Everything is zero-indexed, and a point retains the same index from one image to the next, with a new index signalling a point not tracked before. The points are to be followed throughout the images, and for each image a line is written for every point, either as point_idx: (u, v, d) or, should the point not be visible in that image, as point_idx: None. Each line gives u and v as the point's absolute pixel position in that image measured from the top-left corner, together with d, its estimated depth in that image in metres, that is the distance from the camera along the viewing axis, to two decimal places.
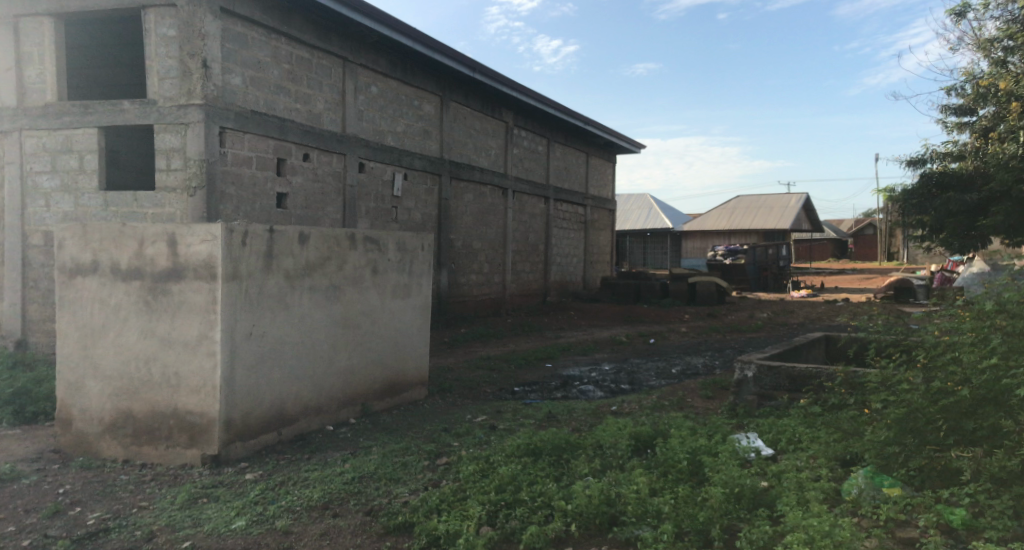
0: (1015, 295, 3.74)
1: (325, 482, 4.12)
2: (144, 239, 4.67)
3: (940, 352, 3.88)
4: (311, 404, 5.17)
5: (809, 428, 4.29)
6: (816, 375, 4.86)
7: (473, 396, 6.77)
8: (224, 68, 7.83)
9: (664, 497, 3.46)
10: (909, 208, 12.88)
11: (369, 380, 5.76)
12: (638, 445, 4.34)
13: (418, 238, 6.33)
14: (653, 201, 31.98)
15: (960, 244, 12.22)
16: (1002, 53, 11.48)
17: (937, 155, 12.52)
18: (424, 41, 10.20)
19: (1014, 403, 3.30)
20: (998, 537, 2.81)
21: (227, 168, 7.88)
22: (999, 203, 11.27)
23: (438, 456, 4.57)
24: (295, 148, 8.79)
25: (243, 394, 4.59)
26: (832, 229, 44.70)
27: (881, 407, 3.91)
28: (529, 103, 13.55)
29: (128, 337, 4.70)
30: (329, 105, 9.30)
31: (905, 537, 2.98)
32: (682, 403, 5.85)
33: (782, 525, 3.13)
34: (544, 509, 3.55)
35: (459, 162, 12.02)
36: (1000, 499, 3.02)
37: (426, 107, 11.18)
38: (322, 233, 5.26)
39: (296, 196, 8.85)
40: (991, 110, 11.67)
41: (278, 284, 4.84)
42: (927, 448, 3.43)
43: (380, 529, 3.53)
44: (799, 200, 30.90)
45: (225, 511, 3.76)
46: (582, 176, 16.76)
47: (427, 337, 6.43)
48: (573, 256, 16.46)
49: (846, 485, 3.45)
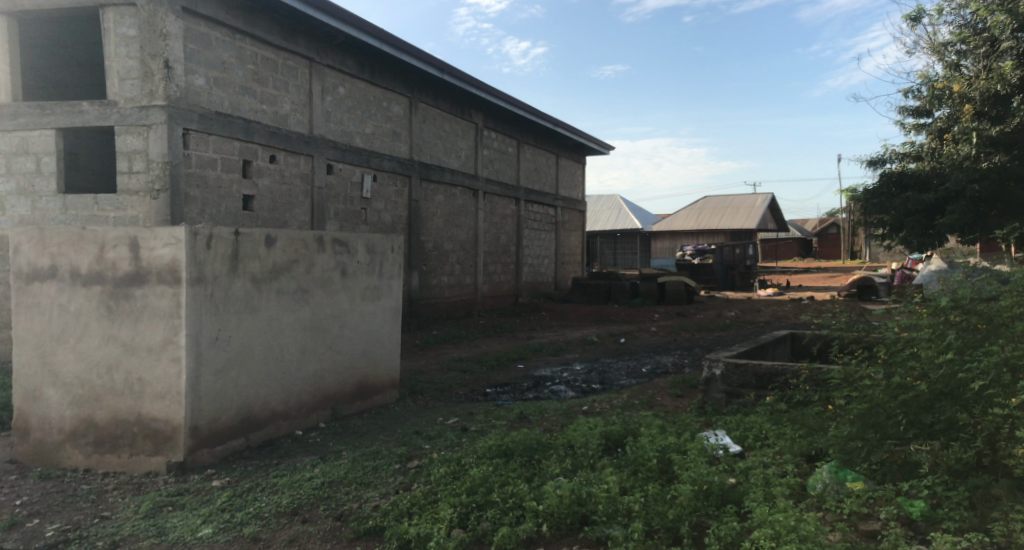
0: (969, 292, 3.85)
1: (293, 488, 4.07)
2: (105, 243, 4.57)
3: (900, 348, 3.97)
4: (279, 408, 5.10)
5: (775, 425, 4.36)
6: (782, 373, 4.95)
7: (444, 398, 6.74)
8: (187, 68, 7.69)
9: (635, 495, 3.50)
10: (870, 207, 13.17)
11: (339, 384, 5.71)
12: (609, 444, 4.38)
13: (388, 239, 6.28)
14: (622, 202, 32.25)
15: (918, 243, 12.38)
16: (955, 56, 11.84)
17: (895, 155, 12.89)
18: (391, 41, 10.13)
19: (970, 397, 3.41)
20: (955, 527, 2.92)
21: (192, 170, 7.75)
22: (954, 202, 11.59)
23: (409, 459, 4.54)
24: (261, 150, 8.67)
25: (210, 401, 4.51)
26: (797, 229, 45.48)
27: (844, 402, 3.98)
28: (497, 104, 13.54)
29: (89, 343, 4.58)
30: (296, 106, 9.20)
31: (867, 530, 3.06)
32: (651, 401, 5.90)
33: (750, 521, 3.18)
34: (515, 510, 3.56)
35: (429, 164, 11.97)
36: (957, 491, 3.12)
37: (395, 108, 11.12)
38: (289, 235, 5.19)
39: (263, 199, 8.72)
40: (946, 112, 12.05)
41: (244, 288, 4.77)
42: (888, 442, 3.50)
43: (350, 534, 3.50)
44: (764, 201, 31.41)
45: (191, 519, 3.69)
46: (552, 177, 16.81)
47: (398, 339, 6.39)
48: (544, 257, 16.50)
49: (811, 480, 3.52)
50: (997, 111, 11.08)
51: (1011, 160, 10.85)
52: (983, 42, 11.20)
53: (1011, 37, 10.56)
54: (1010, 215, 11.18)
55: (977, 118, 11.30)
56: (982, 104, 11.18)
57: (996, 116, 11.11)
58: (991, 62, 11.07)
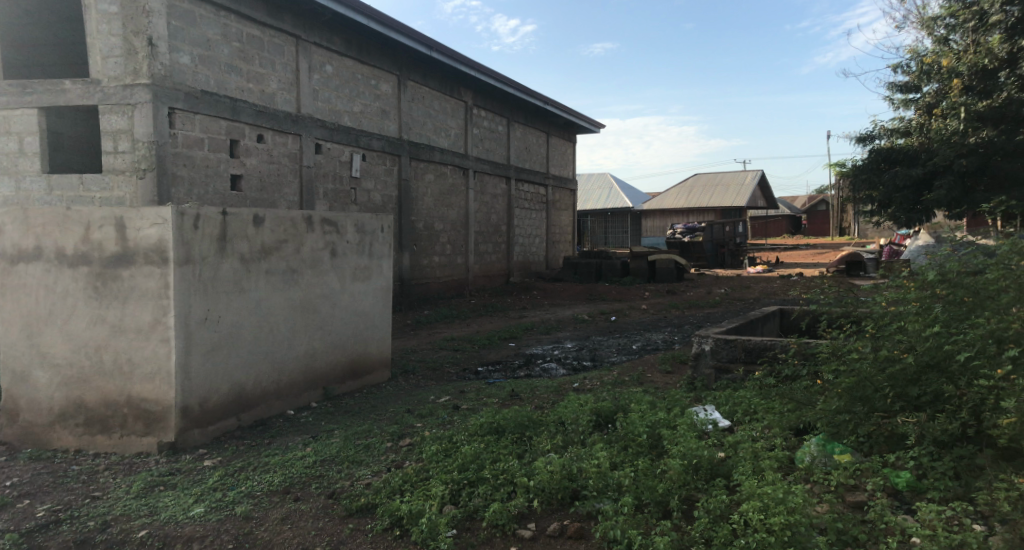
0: (956, 265, 3.74)
1: (285, 467, 4.08)
2: (91, 223, 4.52)
3: (886, 322, 3.92)
4: (270, 388, 5.10)
5: (763, 399, 4.38)
6: (771, 347, 4.93)
7: (437, 377, 6.77)
8: (172, 46, 7.57)
9: (625, 470, 3.54)
10: (859, 183, 13.00)
11: (330, 363, 5.70)
12: (599, 420, 4.41)
13: (378, 219, 6.22)
14: (613, 181, 32.24)
15: (906, 218, 12.40)
16: (944, 31, 11.79)
17: (884, 131, 12.78)
18: (379, 18, 9.97)
19: (956, 369, 3.42)
20: (940, 497, 3.03)
21: (178, 150, 7.66)
22: (942, 177, 11.57)
23: (401, 437, 4.55)
24: (248, 129, 8.57)
25: (200, 381, 4.50)
26: (786, 207, 45.72)
27: (831, 377, 3.95)
28: (488, 82, 13.42)
29: (76, 325, 4.55)
30: (283, 85, 9.08)
31: (854, 501, 3.13)
32: (642, 378, 5.93)
33: (738, 494, 3.23)
34: (506, 486, 3.58)
35: (418, 142, 11.86)
36: (941, 461, 3.21)
37: (383, 87, 10.99)
38: (278, 215, 5.16)
39: (251, 178, 8.65)
40: (934, 87, 12.03)
41: (233, 268, 4.75)
42: (875, 415, 3.54)
43: (342, 512, 3.52)
44: (753, 178, 31.42)
45: (183, 498, 3.69)
46: (542, 156, 16.74)
47: (389, 318, 6.38)
48: (536, 237, 16.46)
49: (800, 453, 3.57)
50: (985, 86, 11.01)
51: (998, 135, 10.86)
52: (972, 16, 11.07)
53: (1001, 10, 10.51)
54: (996, 190, 11.22)
55: (965, 93, 11.23)
56: (970, 78, 11.09)
57: (983, 91, 11.05)
58: (980, 36, 11.02)
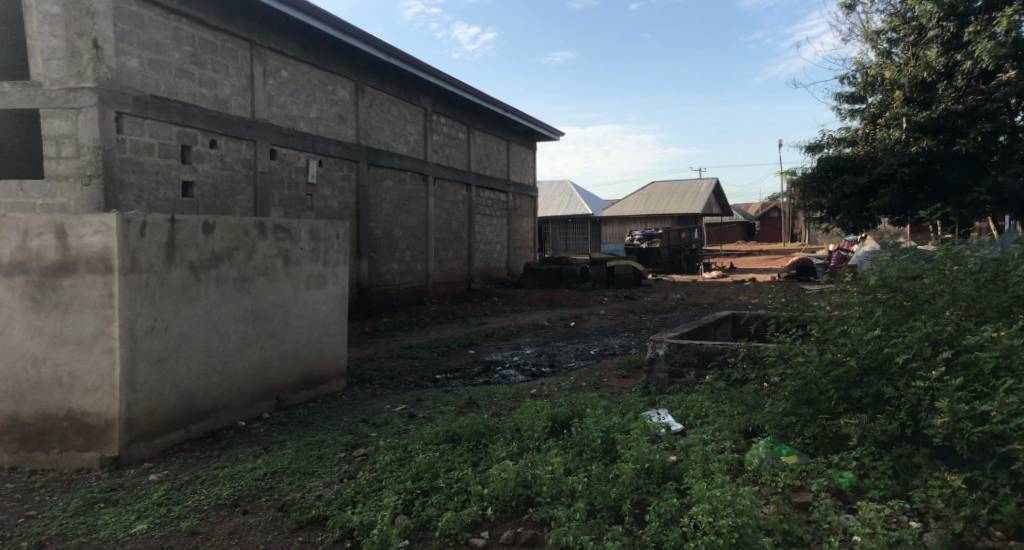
0: (895, 270, 3.90)
1: (234, 480, 3.98)
2: (28, 231, 4.36)
3: (831, 326, 4.00)
4: (221, 399, 4.98)
5: (715, 403, 4.45)
6: (722, 351, 5.01)
7: (394, 385, 6.71)
8: (119, 49, 7.37)
9: (577, 475, 3.56)
10: (808, 191, 13.21)
11: (284, 373, 5.59)
12: (555, 426, 4.42)
13: (333, 226, 6.15)
14: (574, 188, 32.54)
15: (853, 224, 12.76)
16: (886, 45, 12.21)
17: (832, 140, 13.14)
18: (336, 24, 9.88)
19: (895, 371, 3.48)
20: (880, 496, 3.12)
21: (126, 156, 7.45)
22: (886, 185, 11.94)
23: (355, 447, 4.49)
24: (201, 135, 8.39)
25: (146, 392, 4.37)
26: (742, 214, 46.79)
27: (779, 380, 4.01)
28: (447, 89, 13.41)
29: (12, 337, 4.38)
30: (236, 90, 8.91)
31: (799, 502, 3.20)
32: (598, 383, 5.98)
33: (689, 497, 3.27)
34: (460, 494, 3.56)
35: (377, 149, 11.78)
36: (882, 461, 3.30)
37: (340, 92, 10.88)
38: (228, 222, 5.05)
39: (203, 185, 8.46)
40: (878, 98, 12.34)
41: (181, 277, 4.63)
42: (819, 417, 3.63)
43: (292, 525, 3.45)
44: (709, 185, 32.09)
45: (125, 515, 3.57)
46: (503, 163, 16.77)
47: (344, 327, 6.29)
48: (497, 243, 16.48)
49: (748, 455, 3.63)
50: (924, 97, 11.47)
51: (938, 145, 11.26)
52: (913, 31, 11.63)
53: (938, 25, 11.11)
54: (937, 198, 11.66)
55: (906, 104, 11.62)
56: (911, 90, 11.55)
57: (924, 102, 11.50)
58: (920, 50, 11.55)
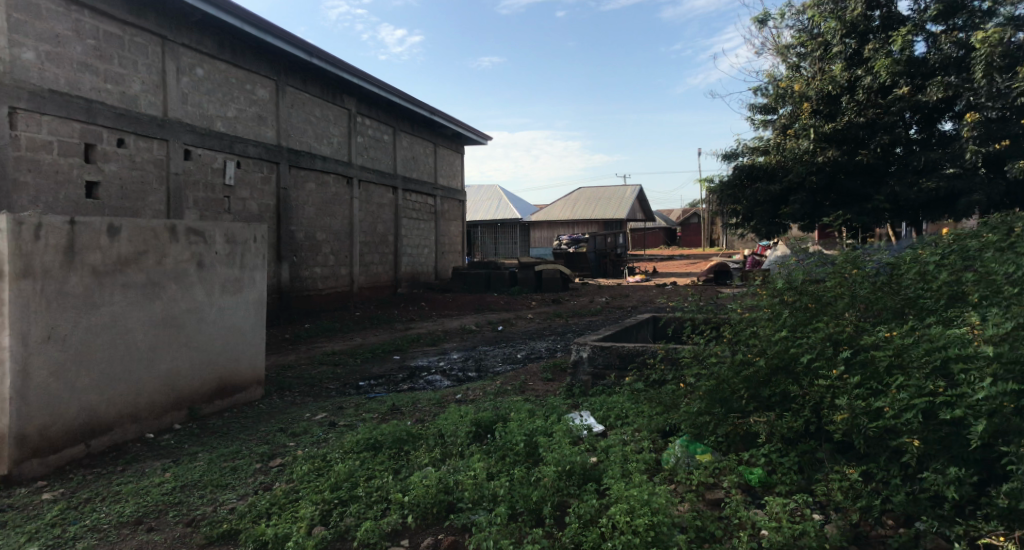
0: (801, 274, 4.06)
1: (138, 495, 3.77)
2: None
3: (743, 327, 4.13)
4: (127, 411, 4.71)
5: (635, 403, 4.55)
6: (642, 353, 5.11)
7: (315, 393, 6.54)
8: (12, 40, 6.90)
9: (500, 480, 3.55)
10: (725, 198, 13.76)
11: (197, 382, 5.34)
12: (479, 430, 4.40)
13: (251, 228, 5.91)
14: (503, 192, 32.71)
15: (767, 230, 13.35)
16: (795, 59, 12.97)
17: (746, 149, 13.68)
18: (254, 21, 9.56)
19: (800, 370, 3.65)
20: (787, 490, 3.27)
21: (21, 154, 6.99)
22: (797, 193, 12.55)
23: (271, 458, 4.34)
24: (106, 133, 7.95)
25: (41, 405, 4.10)
26: (665, 219, 48.24)
27: (694, 381, 4.10)
28: (372, 91, 13.20)
29: None
30: (147, 87, 8.48)
31: (712, 499, 3.32)
32: (523, 386, 6.01)
33: (608, 497, 3.32)
34: (380, 503, 3.50)
35: (298, 150, 11.47)
36: (788, 457, 3.45)
37: (259, 91, 10.53)
38: (135, 225, 4.80)
39: (109, 185, 8.03)
40: (788, 110, 12.94)
41: (82, 282, 4.37)
42: (732, 416, 3.76)
43: (201, 540, 3.30)
44: (634, 192, 32.92)
45: (12, 539, 3.32)
46: (430, 166, 16.66)
47: (263, 333, 6.06)
48: (425, 247, 16.33)
49: (665, 454, 3.72)
50: (830, 110, 12.07)
51: (842, 154, 11.84)
52: (819, 46, 12.29)
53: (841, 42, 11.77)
54: (842, 205, 12.34)
55: (813, 116, 12.24)
56: (818, 102, 12.15)
57: (829, 114, 12.11)
58: (825, 65, 12.20)
